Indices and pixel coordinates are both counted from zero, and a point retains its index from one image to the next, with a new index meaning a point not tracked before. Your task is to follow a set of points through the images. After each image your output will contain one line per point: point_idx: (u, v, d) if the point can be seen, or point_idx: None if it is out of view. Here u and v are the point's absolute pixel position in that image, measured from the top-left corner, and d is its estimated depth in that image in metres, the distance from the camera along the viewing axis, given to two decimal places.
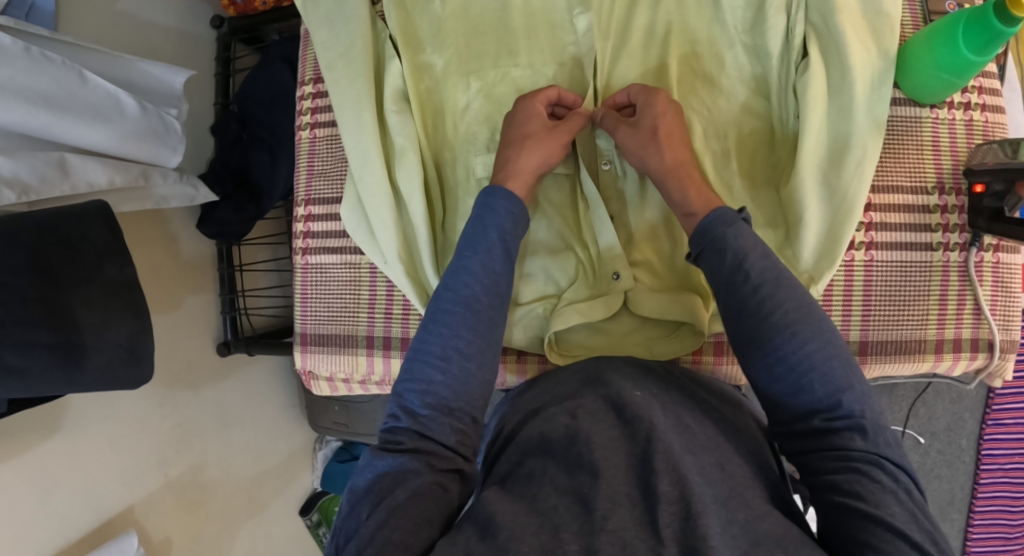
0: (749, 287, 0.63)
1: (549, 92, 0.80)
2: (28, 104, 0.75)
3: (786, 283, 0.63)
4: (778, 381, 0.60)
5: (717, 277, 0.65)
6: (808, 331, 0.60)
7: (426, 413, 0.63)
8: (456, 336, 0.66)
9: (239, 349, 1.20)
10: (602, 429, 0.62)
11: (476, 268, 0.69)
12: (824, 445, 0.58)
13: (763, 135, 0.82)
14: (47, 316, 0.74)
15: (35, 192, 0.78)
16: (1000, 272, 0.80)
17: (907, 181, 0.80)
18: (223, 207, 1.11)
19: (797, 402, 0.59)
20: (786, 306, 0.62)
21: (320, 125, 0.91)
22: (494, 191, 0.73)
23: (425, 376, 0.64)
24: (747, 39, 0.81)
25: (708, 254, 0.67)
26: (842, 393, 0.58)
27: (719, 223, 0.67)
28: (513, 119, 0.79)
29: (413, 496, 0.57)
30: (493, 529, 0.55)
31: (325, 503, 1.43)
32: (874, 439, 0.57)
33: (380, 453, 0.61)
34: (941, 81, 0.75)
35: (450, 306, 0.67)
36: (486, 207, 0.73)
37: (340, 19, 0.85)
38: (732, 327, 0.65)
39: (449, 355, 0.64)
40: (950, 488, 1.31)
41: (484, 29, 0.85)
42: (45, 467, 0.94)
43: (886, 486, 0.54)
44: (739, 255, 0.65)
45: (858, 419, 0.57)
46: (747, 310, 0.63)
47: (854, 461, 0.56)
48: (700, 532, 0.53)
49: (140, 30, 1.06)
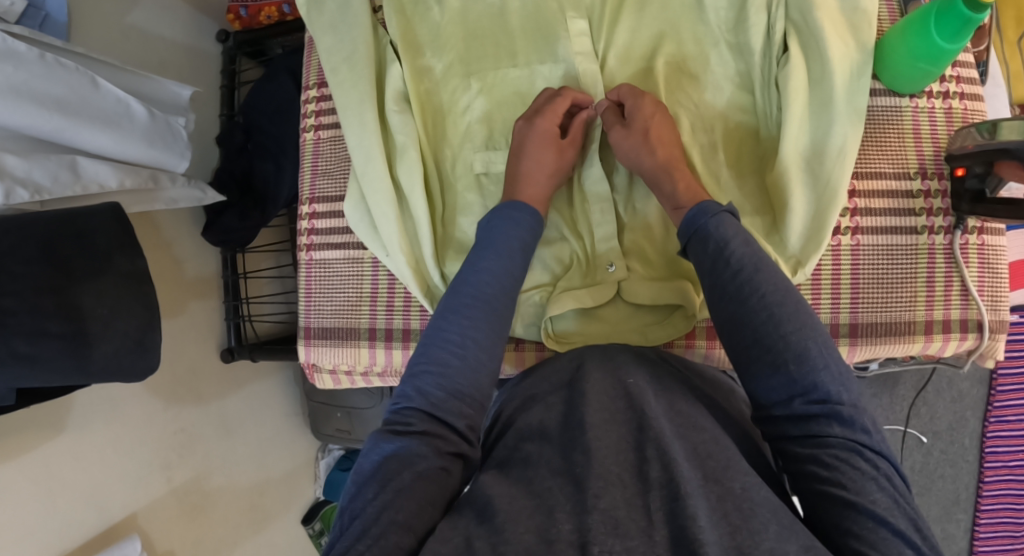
0: (729, 272, 0.65)
1: (546, 100, 0.83)
2: (41, 108, 0.78)
3: (765, 267, 0.65)
4: (755, 363, 0.61)
5: (700, 267, 0.67)
6: (785, 313, 0.61)
7: (438, 398, 0.64)
8: (462, 319, 0.68)
9: (244, 355, 1.22)
10: (596, 409, 0.63)
11: (496, 268, 0.72)
12: (805, 432, 0.59)
13: (749, 127, 0.85)
14: (56, 309, 0.76)
15: (47, 192, 0.80)
16: (985, 255, 0.82)
17: (890, 168, 0.83)
18: (227, 215, 1.15)
19: (773, 389, 0.60)
20: (766, 291, 0.63)
21: (324, 126, 0.95)
22: (521, 206, 0.77)
23: (440, 356, 0.66)
24: (730, 37, 0.84)
25: (695, 243, 0.70)
26: (818, 377, 0.59)
27: (702, 215, 0.70)
28: (524, 138, 0.81)
29: (419, 479, 0.58)
30: (490, 508, 0.56)
31: (329, 511, 1.44)
32: (852, 425, 0.58)
33: (386, 435, 0.62)
34: (918, 70, 0.78)
35: (469, 302, 0.69)
36: (510, 220, 0.76)
37: (343, 26, 0.88)
38: (716, 312, 0.66)
39: (467, 344, 0.66)
40: (955, 488, 1.31)
41: (482, 33, 0.88)
42: (49, 467, 0.95)
43: (864, 471, 0.55)
44: (720, 242, 0.67)
45: (836, 405, 0.58)
46: (730, 294, 0.64)
47: (832, 448, 0.57)
48: (688, 511, 0.52)
49: (148, 42, 1.10)
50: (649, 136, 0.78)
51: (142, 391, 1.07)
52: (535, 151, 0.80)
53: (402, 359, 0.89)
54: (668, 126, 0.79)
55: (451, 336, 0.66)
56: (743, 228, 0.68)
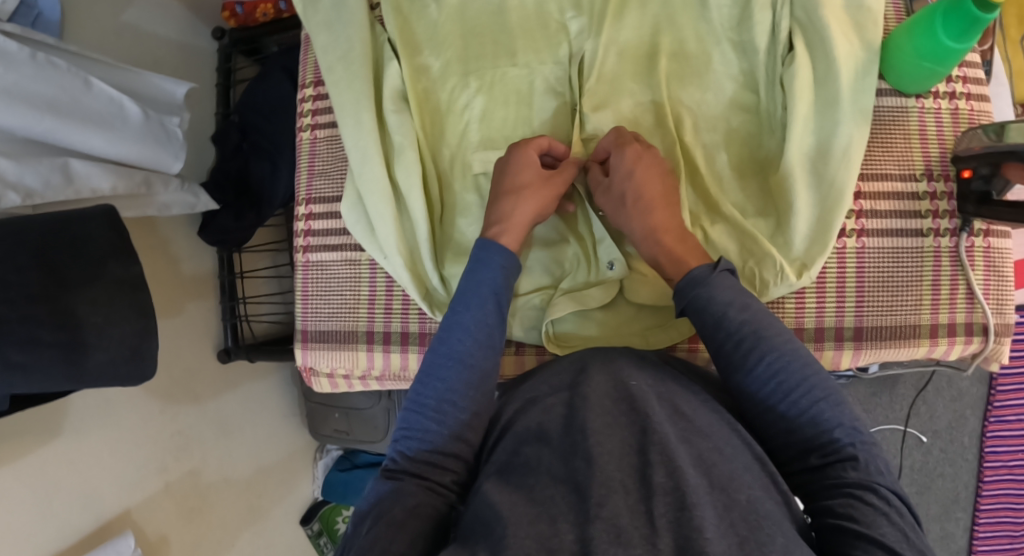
0: (732, 343, 0.65)
1: (541, 140, 0.80)
2: (33, 109, 0.76)
3: (767, 333, 0.65)
4: (771, 423, 0.64)
5: (703, 335, 0.67)
6: (792, 379, 0.63)
7: (423, 456, 0.64)
8: (435, 385, 0.67)
9: (239, 356, 1.20)
10: (599, 416, 0.62)
11: (469, 323, 0.69)
12: (823, 480, 0.60)
13: (752, 127, 0.84)
14: (50, 314, 0.74)
15: (39, 196, 0.79)
16: (991, 257, 0.81)
17: (896, 169, 0.82)
18: (223, 215, 1.13)
19: (790, 443, 0.63)
20: (770, 356, 0.64)
21: (320, 126, 0.93)
22: (489, 244, 0.74)
23: (421, 425, 0.66)
24: (734, 35, 0.83)
25: (693, 316, 0.69)
26: (831, 431, 0.61)
27: (691, 285, 0.69)
28: (507, 167, 0.78)
29: (411, 513, 0.58)
30: (492, 519, 0.54)
31: (326, 512, 1.44)
32: (867, 468, 0.59)
33: (381, 480, 0.63)
34: (924, 70, 0.77)
35: (446, 361, 0.68)
36: (481, 261, 0.73)
37: (339, 23, 0.87)
38: (726, 379, 0.67)
39: (444, 408, 0.65)
40: (954, 487, 1.30)
41: (482, 31, 0.86)
42: (44, 471, 0.94)
43: (877, 505, 0.56)
44: (717, 312, 0.67)
45: (848, 452, 0.60)
46: (732, 361, 0.65)
47: (848, 488, 0.58)
48: (695, 523, 0.52)
49: (142, 40, 1.08)
50: (626, 200, 0.76)
51: (138, 393, 1.06)
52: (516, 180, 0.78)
53: (400, 362, 0.88)
54: (656, 183, 0.75)
55: (428, 401, 0.66)
56: (738, 291, 0.68)
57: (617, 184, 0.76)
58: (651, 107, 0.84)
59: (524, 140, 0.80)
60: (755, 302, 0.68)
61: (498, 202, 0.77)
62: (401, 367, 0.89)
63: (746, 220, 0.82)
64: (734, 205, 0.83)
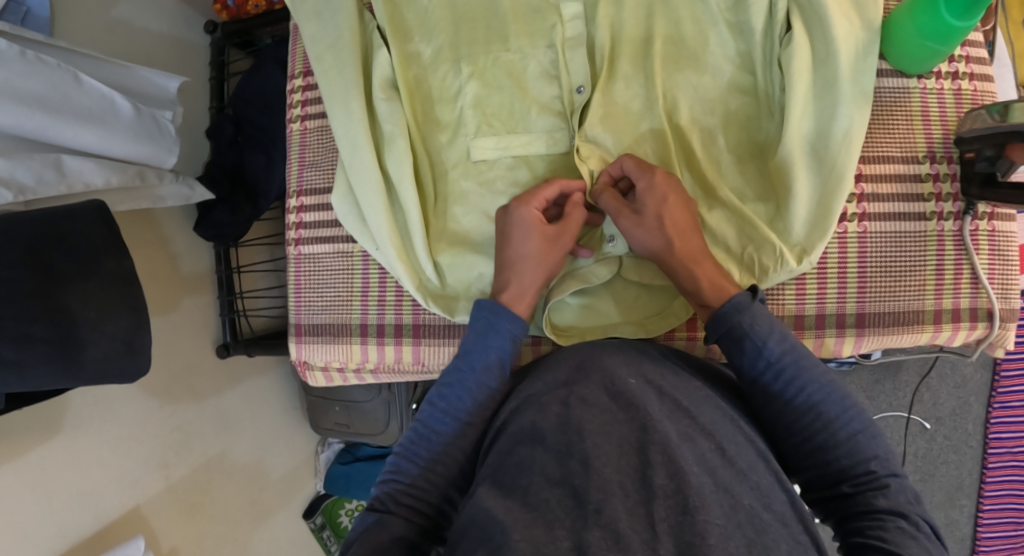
0: (772, 374, 0.65)
1: (546, 191, 0.76)
2: (22, 105, 0.75)
3: (806, 366, 0.65)
4: (803, 451, 0.63)
5: (740, 364, 0.67)
6: (832, 408, 0.63)
7: (417, 477, 0.65)
8: (428, 436, 0.67)
9: (239, 350, 1.20)
10: (596, 415, 0.60)
11: (471, 383, 0.68)
12: (851, 509, 0.60)
13: (750, 109, 0.82)
14: (42, 313, 0.74)
15: (32, 192, 0.78)
16: (995, 241, 0.80)
17: (898, 151, 0.80)
18: (219, 209, 1.12)
19: (824, 471, 0.62)
20: (809, 389, 0.64)
21: (311, 116, 0.92)
22: (500, 307, 0.71)
23: (410, 468, 0.66)
24: (730, 16, 0.80)
25: (731, 349, 0.67)
26: (867, 460, 0.61)
27: (735, 310, 0.67)
28: (512, 232, 0.75)
29: (394, 542, 0.60)
30: (490, 524, 0.53)
31: (330, 506, 1.46)
32: (898, 497, 0.59)
33: (370, 508, 0.64)
34: (927, 49, 0.75)
35: (441, 417, 0.68)
36: (489, 323, 0.70)
37: (328, 12, 0.85)
38: (757, 405, 0.67)
39: (438, 454, 0.66)
40: (958, 474, 1.29)
41: (473, 16, 0.84)
42: (44, 470, 0.93)
43: (908, 531, 0.56)
44: (757, 344, 0.65)
45: (881, 481, 0.60)
46: (769, 390, 0.65)
47: (879, 514, 0.58)
48: (698, 528, 0.51)
49: (134, 36, 1.07)
50: (663, 221, 0.73)
51: (137, 392, 1.06)
52: (523, 247, 0.74)
53: (395, 355, 0.88)
54: (681, 206, 0.74)
55: (420, 450, 0.66)
56: (776, 320, 0.67)
57: (646, 210, 0.73)
58: (647, 94, 0.82)
59: (523, 195, 0.75)
60: (793, 333, 0.67)
61: (502, 273, 0.75)
62: (396, 361, 0.88)
63: (746, 205, 0.81)
64: (733, 189, 0.81)
